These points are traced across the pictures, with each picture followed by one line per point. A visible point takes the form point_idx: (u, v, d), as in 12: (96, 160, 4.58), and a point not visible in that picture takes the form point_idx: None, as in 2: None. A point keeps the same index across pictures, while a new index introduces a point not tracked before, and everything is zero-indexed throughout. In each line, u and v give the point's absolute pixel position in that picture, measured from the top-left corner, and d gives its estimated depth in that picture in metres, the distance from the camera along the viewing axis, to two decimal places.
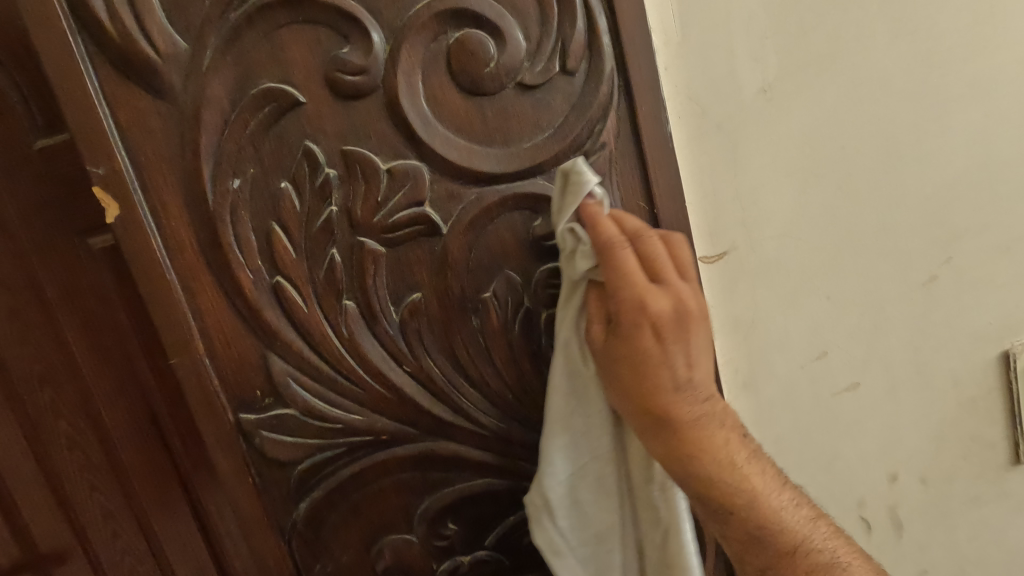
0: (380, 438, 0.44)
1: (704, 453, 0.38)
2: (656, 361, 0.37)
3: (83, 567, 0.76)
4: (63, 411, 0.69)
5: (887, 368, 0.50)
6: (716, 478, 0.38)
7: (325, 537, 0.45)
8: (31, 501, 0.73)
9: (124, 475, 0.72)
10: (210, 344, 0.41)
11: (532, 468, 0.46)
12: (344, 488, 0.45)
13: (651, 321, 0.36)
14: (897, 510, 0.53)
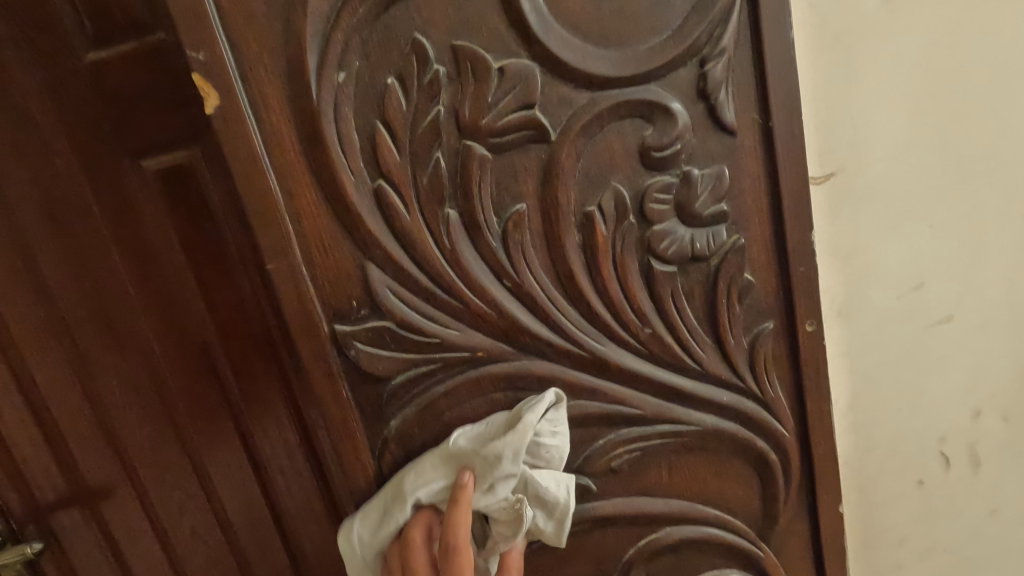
0: (475, 355, 0.43)
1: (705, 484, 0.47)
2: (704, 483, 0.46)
3: (129, 503, 0.75)
4: (112, 342, 0.68)
5: (981, 302, 0.49)
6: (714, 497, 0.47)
7: (414, 456, 0.44)
8: (79, 432, 0.72)
9: (173, 409, 0.70)
10: (307, 250, 0.40)
11: (626, 391, 0.45)
12: (436, 407, 0.43)
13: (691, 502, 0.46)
14: (974, 447, 0.52)
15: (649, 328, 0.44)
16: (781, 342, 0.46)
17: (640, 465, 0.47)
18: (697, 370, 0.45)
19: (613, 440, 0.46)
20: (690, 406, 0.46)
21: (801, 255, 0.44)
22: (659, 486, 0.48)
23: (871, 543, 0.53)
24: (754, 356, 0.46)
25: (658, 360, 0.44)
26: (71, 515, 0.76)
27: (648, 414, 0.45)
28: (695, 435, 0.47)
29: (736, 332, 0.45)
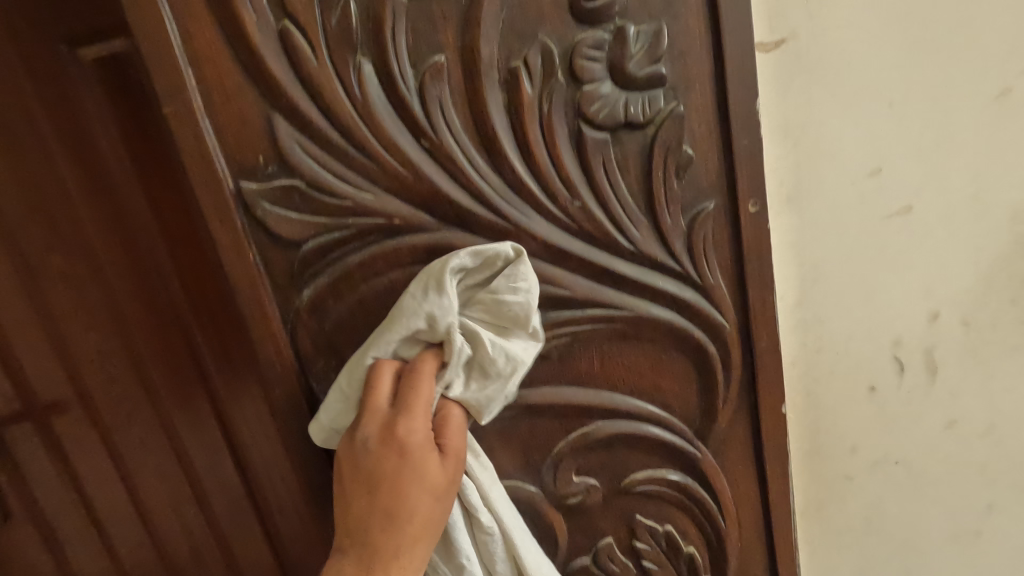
0: (392, 222, 0.40)
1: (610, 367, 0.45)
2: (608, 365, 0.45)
3: (80, 417, 0.74)
4: (56, 245, 0.65)
5: (944, 192, 0.46)
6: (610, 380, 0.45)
7: (330, 331, 0.42)
8: (26, 339, 0.70)
9: (122, 319, 0.68)
10: (208, 98, 0.37)
11: (554, 270, 0.43)
12: (351, 278, 0.41)
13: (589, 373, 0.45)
14: (931, 353, 0.50)
15: (578, 201, 0.41)
16: (723, 224, 0.43)
17: (569, 353, 0.45)
18: (630, 251, 0.43)
19: (541, 324, 0.44)
20: (622, 291, 0.44)
21: (745, 125, 0.41)
22: (590, 377, 0.46)
23: (817, 450, 0.51)
24: (692, 238, 0.43)
25: (588, 237, 0.42)
26: (23, 429, 0.75)
27: (577, 296, 0.43)
28: (627, 322, 0.44)
29: (673, 210, 0.42)
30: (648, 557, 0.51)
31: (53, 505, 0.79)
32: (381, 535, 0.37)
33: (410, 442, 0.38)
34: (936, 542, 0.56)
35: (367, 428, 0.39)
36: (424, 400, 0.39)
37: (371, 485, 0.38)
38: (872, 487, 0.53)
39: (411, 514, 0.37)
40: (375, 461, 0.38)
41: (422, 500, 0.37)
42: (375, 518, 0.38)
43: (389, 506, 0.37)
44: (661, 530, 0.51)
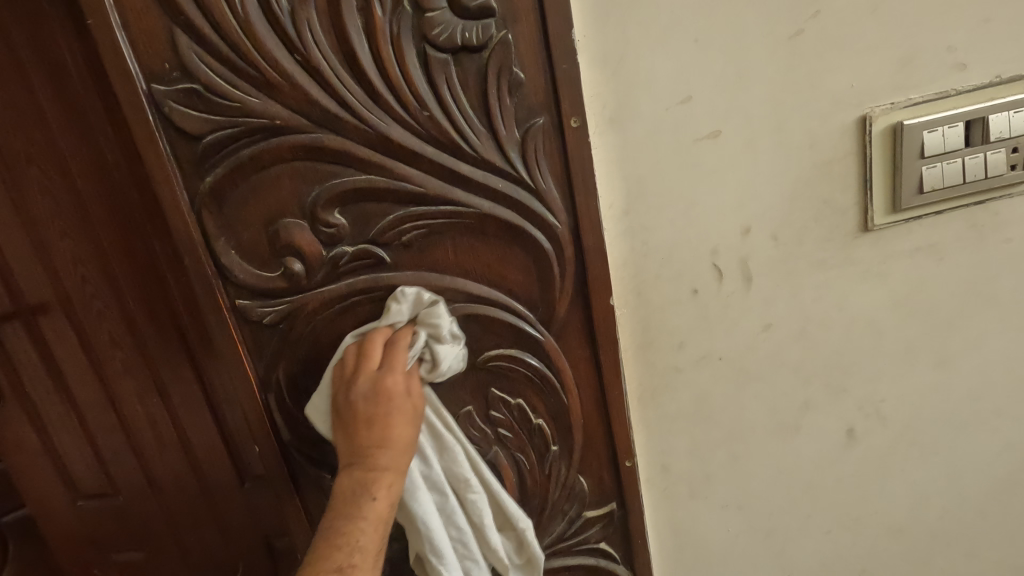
0: (274, 123, 0.50)
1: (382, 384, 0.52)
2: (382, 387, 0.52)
3: (58, 315, 0.86)
4: (35, 157, 0.77)
5: (748, 120, 0.54)
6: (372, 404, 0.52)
7: (229, 212, 0.53)
8: (13, 244, 0.82)
9: (91, 226, 0.79)
10: (122, 14, 0.47)
11: (410, 170, 0.52)
12: (244, 168, 0.51)
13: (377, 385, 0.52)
14: (746, 263, 0.59)
15: (426, 111, 0.50)
16: (551, 137, 0.52)
17: (428, 243, 0.55)
18: (473, 157, 0.52)
19: (402, 216, 0.53)
20: (469, 191, 0.53)
21: (563, 53, 0.50)
22: (446, 265, 0.56)
23: (651, 346, 0.61)
24: (525, 148, 0.52)
25: (437, 142, 0.51)
26: (13, 326, 0.87)
27: (430, 193, 0.53)
28: (474, 218, 0.54)
29: (508, 123, 0.51)
30: (502, 424, 0.62)
31: (35, 390, 0.91)
32: (372, 439, 0.51)
33: (393, 386, 0.52)
34: (759, 432, 0.65)
35: (363, 383, 0.52)
36: (400, 370, 0.52)
37: (368, 422, 0.51)
38: (700, 379, 0.62)
39: (396, 438, 0.51)
40: (367, 393, 0.52)
41: (400, 428, 0.51)
42: (368, 446, 0.51)
43: (378, 434, 0.51)
44: (513, 402, 0.61)
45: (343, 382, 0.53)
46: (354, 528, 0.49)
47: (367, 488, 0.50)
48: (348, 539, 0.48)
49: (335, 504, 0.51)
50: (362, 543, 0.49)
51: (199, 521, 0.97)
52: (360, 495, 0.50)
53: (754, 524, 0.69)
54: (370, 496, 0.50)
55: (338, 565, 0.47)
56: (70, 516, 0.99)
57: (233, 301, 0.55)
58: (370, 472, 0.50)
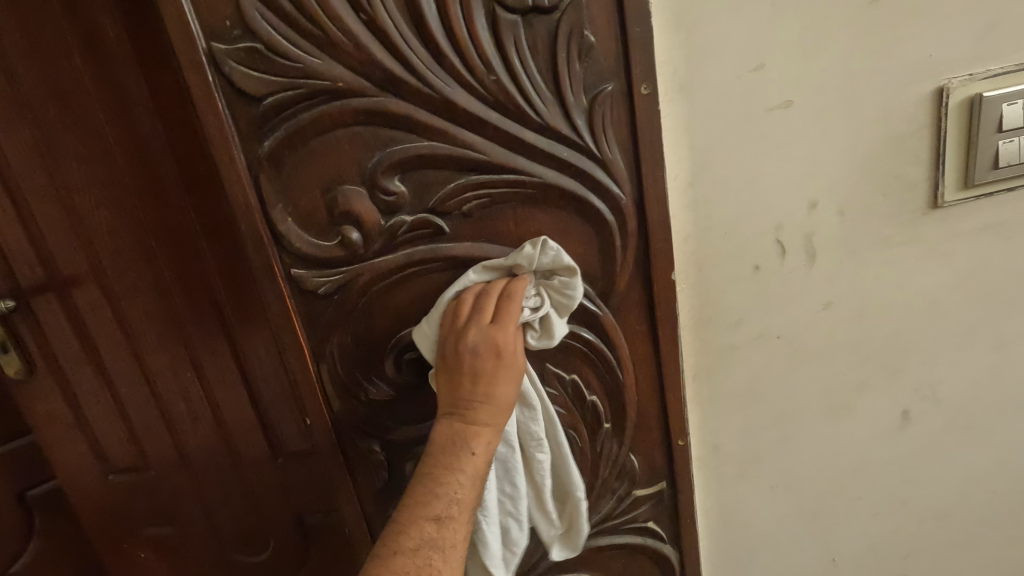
0: (336, 86, 0.48)
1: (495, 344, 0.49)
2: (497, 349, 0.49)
3: (91, 287, 0.85)
4: (70, 125, 0.75)
5: (820, 90, 0.52)
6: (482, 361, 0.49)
7: (287, 178, 0.51)
8: (48, 216, 0.81)
9: (127, 196, 0.78)
10: None
11: (474, 137, 0.51)
12: (304, 133, 0.50)
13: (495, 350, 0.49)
14: (810, 238, 0.57)
15: (493, 75, 0.49)
16: (620, 104, 0.50)
17: (488, 213, 0.53)
18: (539, 124, 0.50)
19: (463, 185, 0.52)
20: (533, 160, 0.52)
21: (637, 15, 0.48)
22: (506, 236, 0.54)
23: (709, 323, 0.60)
24: (592, 115, 0.50)
25: (503, 109, 0.50)
26: (47, 299, 0.86)
27: (493, 162, 0.51)
28: (537, 187, 0.52)
29: (576, 89, 0.50)
30: (555, 401, 0.61)
31: (69, 363, 0.91)
32: (478, 394, 0.50)
33: (502, 342, 0.49)
34: (812, 413, 0.64)
35: (473, 335, 0.49)
36: (513, 329, 0.50)
37: (471, 374, 0.50)
38: (756, 358, 0.61)
39: (501, 400, 0.50)
40: (476, 349, 0.49)
41: (506, 389, 0.50)
42: (470, 399, 0.50)
43: (482, 391, 0.49)
44: (567, 378, 0.60)
45: (451, 331, 0.51)
46: (451, 481, 0.49)
47: (466, 442, 0.49)
48: (440, 491, 0.48)
49: (428, 453, 0.50)
50: (461, 495, 0.49)
51: (232, 497, 0.97)
52: (458, 450, 0.49)
53: (802, 506, 0.69)
54: (468, 451, 0.49)
55: (433, 514, 0.48)
56: (101, 490, 0.99)
57: (288, 270, 0.54)
58: (471, 429, 0.50)
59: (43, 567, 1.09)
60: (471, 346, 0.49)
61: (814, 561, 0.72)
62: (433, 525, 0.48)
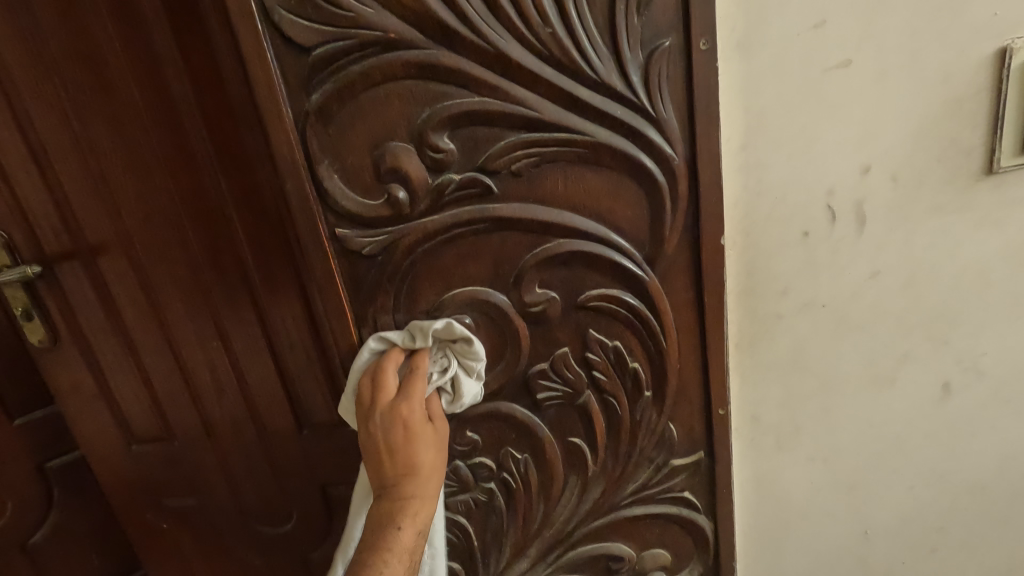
0: (388, 37, 0.47)
1: (404, 438, 0.52)
2: (404, 424, 0.52)
3: (117, 255, 0.84)
4: (98, 87, 0.74)
5: (880, 49, 0.51)
6: (389, 431, 0.52)
7: (334, 134, 0.50)
8: (74, 181, 0.80)
9: (155, 161, 0.77)
10: None
11: (526, 94, 0.50)
12: (353, 86, 0.49)
13: (398, 416, 0.52)
14: (861, 204, 0.56)
15: (549, 28, 0.48)
16: (677, 61, 0.49)
17: (538, 173, 0.52)
18: (594, 80, 0.49)
19: (514, 143, 0.51)
20: (586, 118, 0.51)
21: None
22: (555, 197, 0.53)
23: (754, 289, 0.59)
24: (648, 72, 0.49)
25: (557, 63, 0.49)
26: (72, 266, 0.86)
27: (545, 119, 0.50)
28: (590, 146, 0.51)
29: (632, 44, 0.49)
30: (597, 368, 0.60)
31: (93, 332, 0.90)
32: (397, 467, 0.52)
33: (408, 416, 0.52)
34: (853, 384, 0.64)
35: (376, 416, 0.53)
36: (417, 401, 0.53)
37: (389, 452, 0.52)
38: (799, 327, 0.61)
39: (421, 463, 0.52)
40: (385, 425, 0.52)
41: (426, 451, 0.52)
42: (395, 476, 0.52)
43: (403, 464, 0.52)
44: (610, 344, 0.59)
45: (359, 416, 0.54)
46: (381, 562, 0.49)
47: (394, 517, 0.51)
48: (375, 574, 0.49)
49: (365, 538, 0.51)
50: (392, 575, 0.49)
51: (255, 468, 0.97)
52: (390, 525, 0.51)
53: (837, 477, 0.69)
54: (395, 525, 0.51)
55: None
56: (124, 460, 0.99)
57: (332, 229, 0.53)
58: (396, 505, 0.52)
59: (66, 536, 1.09)
60: (385, 453, 0.52)
61: (846, 533, 0.72)
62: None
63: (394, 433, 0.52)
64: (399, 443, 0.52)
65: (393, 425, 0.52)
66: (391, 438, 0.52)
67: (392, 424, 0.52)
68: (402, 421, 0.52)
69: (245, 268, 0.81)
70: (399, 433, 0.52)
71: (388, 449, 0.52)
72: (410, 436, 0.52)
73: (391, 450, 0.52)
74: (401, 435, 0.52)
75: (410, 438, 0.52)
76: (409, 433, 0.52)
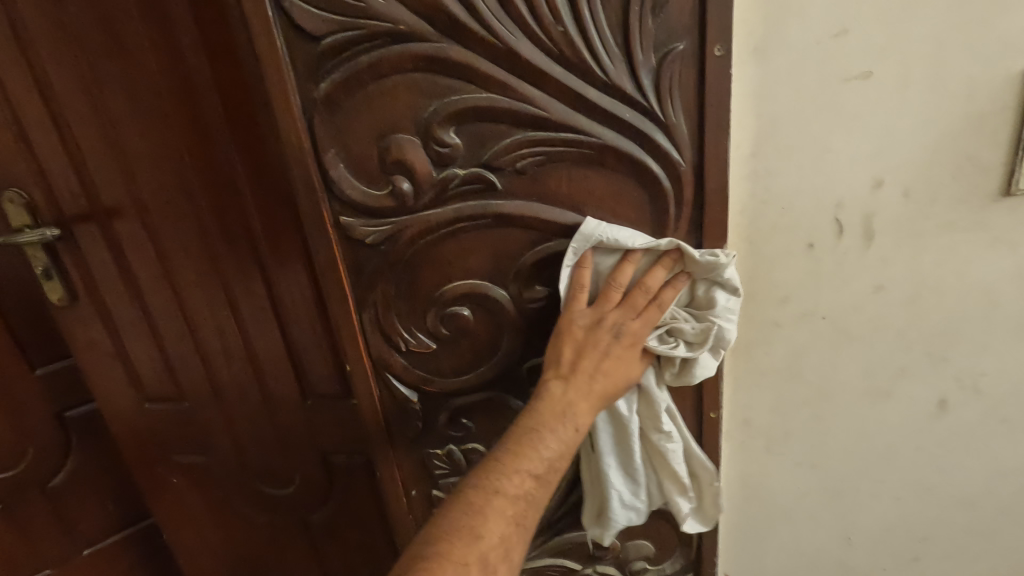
0: (397, 29, 0.47)
1: (623, 354, 0.52)
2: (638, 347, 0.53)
3: (132, 220, 0.86)
4: (115, 54, 0.74)
5: (903, 60, 0.50)
6: (624, 353, 0.53)
7: (341, 123, 0.50)
8: (91, 147, 0.82)
9: (169, 130, 0.78)
10: None
11: (534, 92, 0.49)
12: (361, 77, 0.49)
13: (632, 336, 0.52)
14: (870, 218, 0.55)
15: (561, 27, 0.47)
16: (689, 64, 0.49)
17: (542, 171, 0.52)
18: (603, 81, 0.49)
19: (519, 141, 0.51)
20: (593, 119, 0.50)
21: None
22: (559, 196, 0.53)
23: (754, 296, 0.59)
24: (659, 75, 0.49)
25: (566, 62, 0.48)
26: (89, 229, 0.88)
27: (552, 118, 0.50)
28: (595, 148, 0.51)
29: (645, 46, 0.48)
30: None
31: (109, 294, 0.93)
32: (597, 372, 0.52)
33: (640, 334, 0.52)
34: (848, 395, 0.64)
35: (618, 321, 0.52)
36: (651, 325, 0.53)
37: (607, 353, 0.52)
38: (797, 336, 0.61)
39: (619, 386, 0.53)
40: (617, 334, 0.52)
41: (625, 378, 0.53)
42: (591, 373, 0.52)
43: (608, 376, 0.52)
44: None
45: (603, 305, 0.53)
46: (541, 439, 0.51)
47: (574, 415, 0.51)
48: (544, 450, 0.50)
49: (532, 409, 0.52)
50: (554, 457, 0.51)
51: (261, 433, 1.00)
52: (562, 418, 0.51)
53: (824, 484, 0.70)
54: (575, 428, 0.51)
55: (524, 469, 0.49)
56: (137, 417, 1.04)
57: (336, 218, 0.54)
58: (576, 402, 0.51)
59: (79, 485, 1.14)
60: (601, 351, 0.52)
61: (830, 537, 0.73)
62: (526, 480, 0.49)
63: (607, 337, 0.52)
64: (612, 352, 0.52)
65: (630, 353, 0.53)
66: (605, 328, 0.52)
67: (609, 334, 0.52)
68: (628, 336, 0.52)
69: (256, 239, 0.83)
70: (631, 360, 0.53)
71: (591, 338, 0.52)
72: (627, 368, 0.53)
73: (596, 348, 0.52)
74: (624, 361, 0.53)
75: (631, 351, 0.53)
76: (629, 363, 0.53)
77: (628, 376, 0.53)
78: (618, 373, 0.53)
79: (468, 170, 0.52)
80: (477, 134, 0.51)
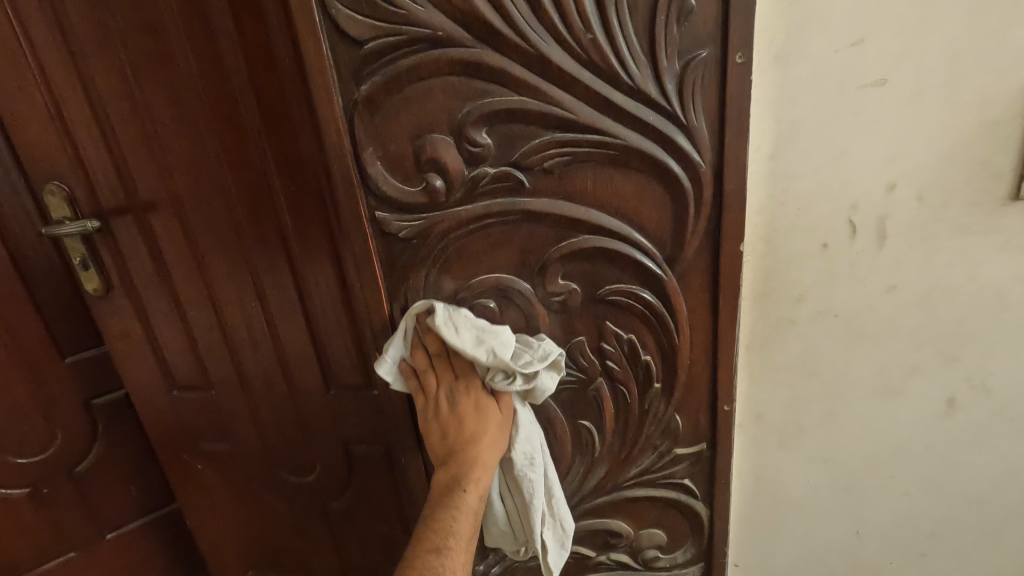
0: (436, 35, 0.50)
1: (462, 408, 0.59)
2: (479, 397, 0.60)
3: (167, 214, 0.89)
4: (157, 55, 0.78)
5: (918, 69, 0.52)
6: (462, 407, 0.59)
7: (380, 123, 0.53)
8: (132, 144, 0.86)
9: (206, 128, 0.81)
10: None
11: (563, 96, 0.52)
12: (400, 79, 0.52)
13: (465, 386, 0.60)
14: (883, 220, 0.58)
15: (591, 34, 0.50)
16: (712, 70, 0.51)
17: (569, 170, 0.55)
18: (629, 86, 0.51)
19: (548, 142, 0.53)
20: (619, 122, 0.53)
21: None
22: (584, 195, 0.56)
23: (770, 293, 0.62)
24: (684, 80, 0.51)
25: (595, 67, 0.51)
26: (126, 222, 0.92)
27: (579, 120, 0.52)
28: (620, 149, 0.53)
29: (670, 52, 0.50)
30: (611, 358, 0.63)
31: (142, 284, 0.96)
32: (465, 432, 0.58)
33: (470, 383, 0.60)
34: (860, 391, 0.66)
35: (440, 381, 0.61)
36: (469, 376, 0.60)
37: (486, 416, 0.59)
38: (811, 333, 0.63)
39: (478, 440, 0.58)
40: (454, 396, 0.60)
41: (488, 434, 0.59)
42: (461, 441, 0.58)
43: (463, 437, 0.58)
44: (626, 337, 0.62)
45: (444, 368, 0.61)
46: (436, 519, 0.55)
47: (458, 480, 0.57)
48: (439, 524, 0.55)
49: (428, 504, 0.58)
50: (450, 523, 0.55)
51: (284, 421, 1.04)
52: (450, 489, 0.57)
53: (835, 479, 0.72)
54: (461, 489, 0.56)
55: (432, 545, 0.53)
56: (164, 405, 1.07)
57: (372, 212, 0.57)
58: (458, 474, 0.57)
59: (104, 471, 1.18)
60: (476, 411, 0.59)
61: (839, 531, 0.75)
62: (430, 555, 0.53)
63: (442, 395, 0.60)
64: (471, 412, 0.59)
65: (486, 407, 0.59)
66: (433, 390, 0.61)
67: (445, 393, 0.60)
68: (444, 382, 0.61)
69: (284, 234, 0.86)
70: (488, 413, 0.59)
71: (448, 403, 0.60)
72: (488, 421, 0.59)
73: (446, 410, 0.60)
74: (485, 414, 0.59)
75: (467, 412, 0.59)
76: (487, 417, 0.59)
77: (488, 434, 0.59)
78: (480, 428, 0.59)
79: (498, 169, 0.55)
80: (508, 135, 0.54)
